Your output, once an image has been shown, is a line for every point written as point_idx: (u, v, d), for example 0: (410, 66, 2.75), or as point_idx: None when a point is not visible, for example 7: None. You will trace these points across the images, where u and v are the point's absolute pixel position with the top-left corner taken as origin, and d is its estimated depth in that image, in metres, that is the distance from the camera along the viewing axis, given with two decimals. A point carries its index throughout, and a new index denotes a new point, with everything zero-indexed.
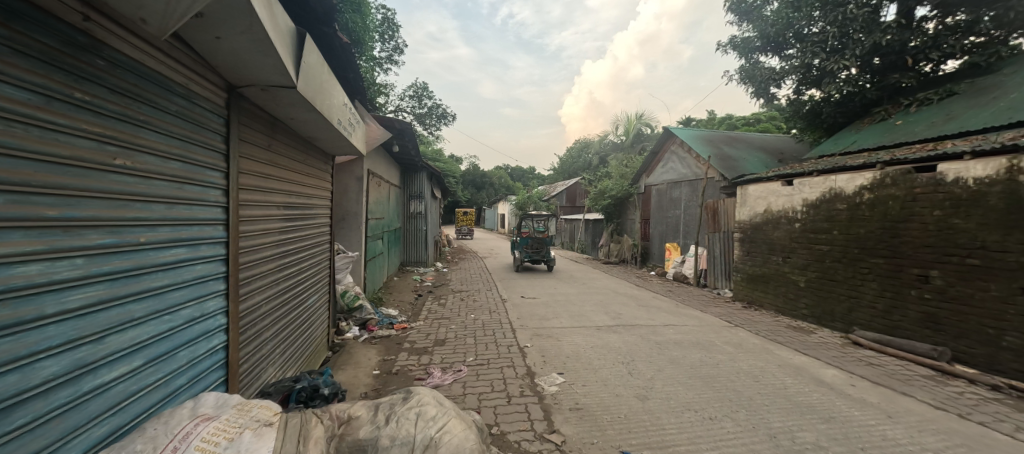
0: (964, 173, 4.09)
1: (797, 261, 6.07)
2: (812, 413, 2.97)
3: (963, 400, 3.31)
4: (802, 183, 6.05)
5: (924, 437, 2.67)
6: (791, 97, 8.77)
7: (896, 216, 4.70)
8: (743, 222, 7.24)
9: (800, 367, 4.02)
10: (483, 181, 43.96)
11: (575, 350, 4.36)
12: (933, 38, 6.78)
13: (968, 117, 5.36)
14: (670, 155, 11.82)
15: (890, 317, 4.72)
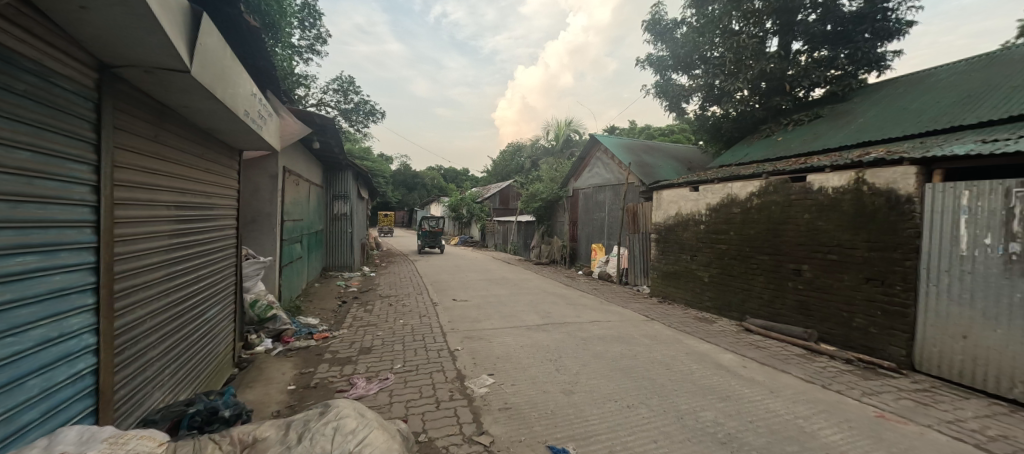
0: (824, 183, 4.89)
1: (702, 259, 6.78)
2: (713, 394, 3.34)
3: (825, 372, 3.96)
4: (706, 189, 6.78)
5: (797, 407, 3.14)
6: (698, 112, 9.81)
7: (777, 219, 5.47)
8: (659, 224, 7.92)
9: (704, 353, 4.50)
10: (414, 182, 42.68)
11: (505, 351, 4.41)
12: (805, 69, 8.05)
13: (829, 137, 6.44)
14: (596, 161, 12.51)
15: (774, 306, 5.48)
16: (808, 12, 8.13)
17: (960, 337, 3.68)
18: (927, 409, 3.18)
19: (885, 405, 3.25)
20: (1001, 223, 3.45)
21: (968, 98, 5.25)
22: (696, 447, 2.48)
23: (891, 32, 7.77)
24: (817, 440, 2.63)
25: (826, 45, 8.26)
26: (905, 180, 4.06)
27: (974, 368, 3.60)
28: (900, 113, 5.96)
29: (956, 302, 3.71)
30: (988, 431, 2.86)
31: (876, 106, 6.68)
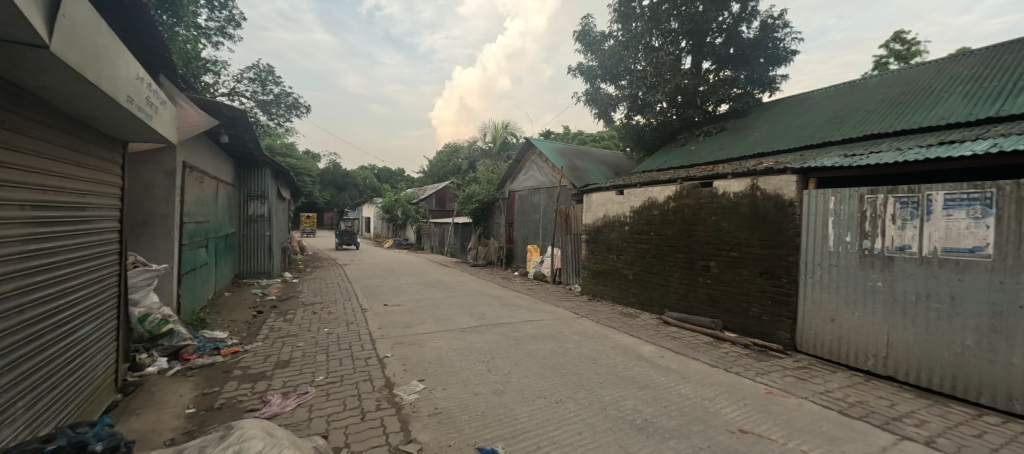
0: (727, 188, 5.48)
1: (627, 258, 7.25)
2: (633, 383, 3.58)
3: (727, 357, 4.45)
4: (630, 193, 7.26)
5: (705, 390, 3.48)
6: (624, 121, 10.48)
7: (690, 220, 6.03)
8: (588, 225, 8.32)
9: (627, 346, 4.81)
10: (344, 181, 40.31)
11: (437, 355, 4.34)
12: (713, 86, 8.99)
13: (732, 148, 7.24)
14: (531, 164, 12.81)
15: (687, 300, 6.03)
16: (715, 36, 9.11)
17: (829, 320, 4.36)
18: (804, 383, 3.71)
19: (773, 383, 3.73)
20: (858, 224, 4.14)
21: (836, 119, 6.23)
22: (617, 435, 2.64)
23: (780, 59, 8.98)
24: (719, 419, 2.93)
25: (729, 65, 9.31)
26: (789, 186, 4.70)
27: (839, 346, 4.28)
28: (786, 129, 6.90)
29: (826, 291, 4.38)
30: (848, 398, 3.41)
31: (768, 122, 7.68)
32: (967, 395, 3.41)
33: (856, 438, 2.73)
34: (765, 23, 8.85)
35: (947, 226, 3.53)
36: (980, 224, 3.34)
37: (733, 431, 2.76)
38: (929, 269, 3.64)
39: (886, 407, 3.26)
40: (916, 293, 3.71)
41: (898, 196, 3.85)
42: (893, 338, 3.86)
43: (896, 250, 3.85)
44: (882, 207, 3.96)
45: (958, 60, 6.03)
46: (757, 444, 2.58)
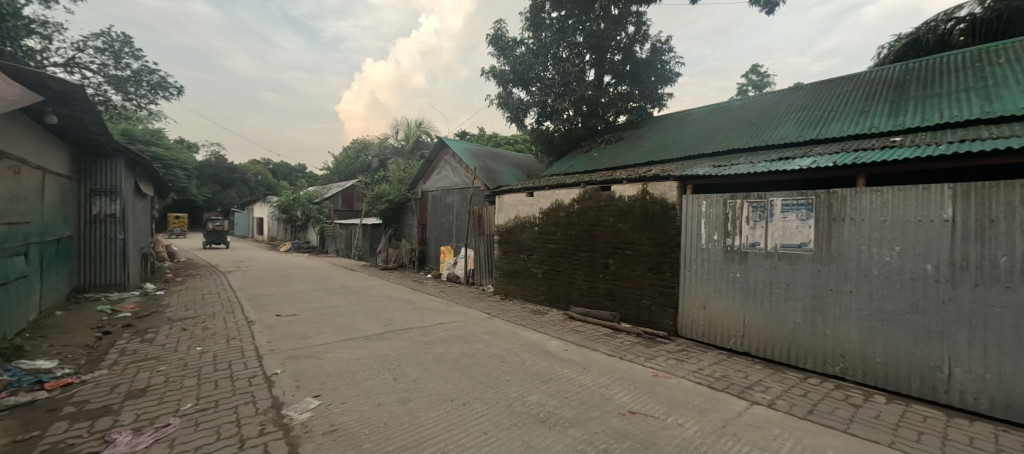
0: (622, 192, 6.01)
1: (537, 258, 7.55)
2: (538, 378, 3.73)
3: (621, 346, 4.89)
4: (539, 196, 7.55)
5: (602, 378, 3.76)
6: (534, 126, 10.91)
7: (592, 221, 6.49)
8: (501, 227, 8.48)
9: (534, 343, 5.00)
10: (230, 177, 35.39)
11: (336, 367, 4.01)
12: (613, 99, 9.82)
13: (629, 156, 7.96)
14: (445, 164, 12.60)
15: (590, 295, 6.48)
16: (615, 53, 9.98)
17: (702, 307, 5.05)
18: (683, 364, 4.24)
19: (658, 366, 4.20)
20: (723, 224, 4.85)
21: (708, 134, 7.27)
22: (522, 430, 2.71)
23: (667, 78, 10.16)
24: (612, 404, 3.19)
25: (626, 81, 10.27)
26: (671, 192, 5.33)
27: (709, 329, 4.98)
28: (671, 140, 7.83)
29: (700, 282, 5.06)
30: (715, 374, 3.99)
31: (657, 134, 8.64)
32: (797, 362, 4.23)
33: (719, 408, 3.20)
34: (655, 46, 9.96)
35: (784, 226, 4.33)
36: (805, 224, 4.17)
37: (624, 413, 3.03)
38: (772, 261, 4.43)
39: (741, 378, 3.89)
40: (763, 282, 4.49)
41: (750, 201, 4.61)
42: (748, 319, 4.62)
43: (750, 246, 4.61)
44: (739, 210, 4.71)
45: (793, 92, 7.46)
46: (643, 423, 2.87)
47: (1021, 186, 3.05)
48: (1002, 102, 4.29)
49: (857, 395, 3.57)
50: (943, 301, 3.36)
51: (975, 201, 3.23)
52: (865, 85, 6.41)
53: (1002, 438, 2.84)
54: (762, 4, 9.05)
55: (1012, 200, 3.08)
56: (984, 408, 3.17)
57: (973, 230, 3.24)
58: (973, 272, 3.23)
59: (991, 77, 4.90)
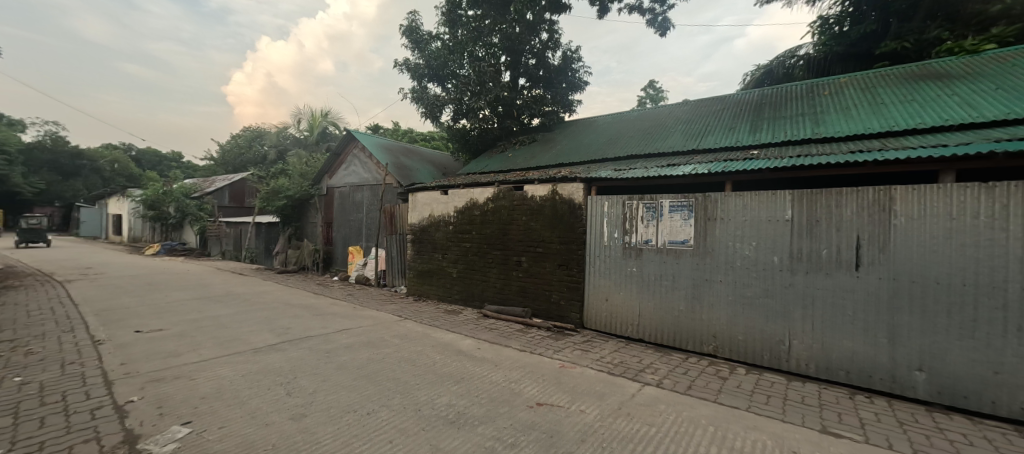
0: (534, 192, 6.20)
1: (452, 257, 7.46)
2: (449, 379, 3.68)
3: (532, 341, 5.06)
4: (454, 194, 7.45)
5: (512, 374, 3.85)
6: (450, 123, 10.75)
7: (505, 220, 6.60)
8: (414, 225, 8.21)
9: (447, 343, 4.93)
10: (73, 165, 28.72)
11: (216, 387, 3.49)
12: (527, 101, 10.13)
13: (541, 157, 8.28)
14: (353, 158, 11.76)
15: (503, 292, 6.60)
16: (529, 57, 10.30)
17: (604, 299, 5.47)
18: (587, 354, 4.54)
19: (565, 357, 4.44)
20: (621, 223, 5.30)
21: (611, 140, 7.87)
22: (429, 434, 2.64)
23: (576, 86, 10.79)
24: (521, 397, 3.28)
25: (540, 85, 10.66)
26: (578, 193, 5.67)
27: (610, 320, 5.41)
28: (579, 145, 8.33)
29: (602, 277, 5.48)
30: (614, 361, 4.34)
31: (567, 138, 9.12)
32: (680, 344, 4.81)
33: (616, 391, 3.49)
34: (565, 54, 10.50)
35: (671, 225, 4.88)
36: (687, 223, 4.75)
37: (532, 405, 3.13)
38: (661, 256, 4.96)
39: (636, 362, 4.30)
40: (655, 275, 5.01)
41: (644, 202, 5.12)
42: (642, 309, 5.12)
43: (644, 243, 5.10)
44: (635, 210, 5.19)
45: (681, 107, 8.45)
46: (549, 414, 3.00)
47: (835, 193, 3.85)
48: (826, 125, 5.36)
49: (725, 369, 4.19)
50: (786, 286, 4.10)
51: (806, 205, 4.00)
52: (734, 105, 7.52)
53: (823, 394, 3.56)
54: (656, 26, 10.12)
55: (831, 204, 3.88)
56: (811, 371, 3.96)
57: (805, 228, 4.01)
58: (805, 262, 4.00)
59: (819, 106, 6.10)
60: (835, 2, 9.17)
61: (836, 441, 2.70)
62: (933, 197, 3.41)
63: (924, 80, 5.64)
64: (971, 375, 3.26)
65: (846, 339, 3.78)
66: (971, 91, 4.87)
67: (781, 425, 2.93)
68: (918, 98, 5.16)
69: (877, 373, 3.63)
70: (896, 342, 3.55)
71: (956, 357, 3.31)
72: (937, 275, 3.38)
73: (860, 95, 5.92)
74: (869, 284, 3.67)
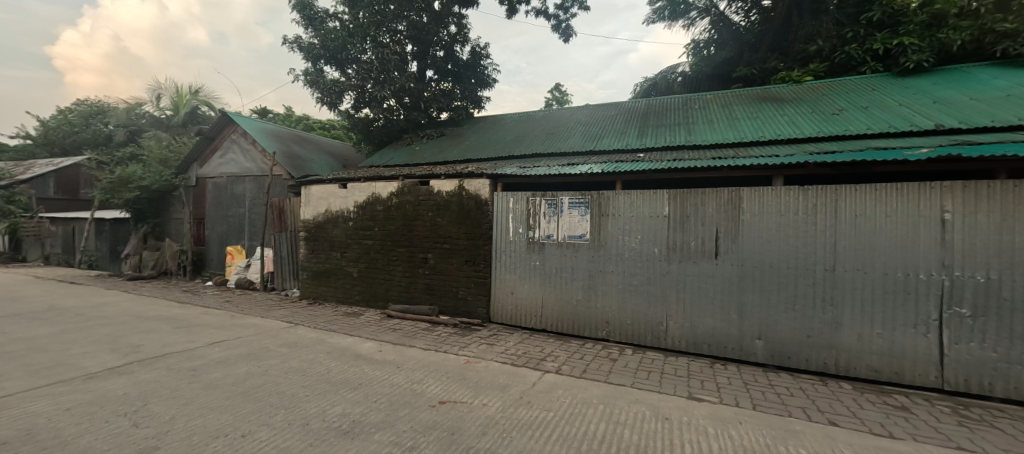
0: (440, 187, 6.07)
1: (352, 255, 6.94)
2: (344, 386, 3.42)
3: (438, 339, 4.96)
4: (354, 187, 6.92)
5: (415, 375, 3.72)
6: (350, 111, 9.94)
7: (410, 216, 6.34)
8: (308, 222, 7.45)
9: (344, 348, 4.59)
10: None
11: (24, 428, 2.73)
12: (435, 94, 9.88)
13: (449, 152, 8.17)
14: (231, 144, 10.22)
15: (409, 291, 6.36)
16: (437, 49, 10.08)
17: (510, 293, 5.61)
18: (493, 347, 4.62)
19: (471, 352, 4.45)
20: (525, 219, 5.48)
21: (518, 138, 8.09)
22: (318, 449, 2.41)
23: (485, 83, 10.80)
24: (423, 398, 3.19)
25: (448, 79, 10.47)
26: (484, 188, 5.71)
27: (515, 312, 5.58)
28: (486, 141, 8.38)
29: (508, 271, 5.62)
30: (517, 352, 4.48)
31: (475, 134, 9.11)
32: (578, 332, 5.17)
33: (519, 381, 3.61)
34: (474, 50, 10.44)
35: (569, 221, 5.20)
36: (584, 218, 5.11)
37: (434, 404, 3.07)
38: (561, 250, 5.25)
39: (538, 352, 4.50)
40: (556, 267, 5.29)
41: (546, 199, 5.36)
42: (544, 300, 5.37)
43: (546, 238, 5.35)
44: (538, 206, 5.41)
45: (580, 111, 9.07)
46: (451, 411, 2.97)
47: (701, 193, 4.48)
48: (697, 134, 6.19)
49: (615, 351, 4.61)
50: (664, 273, 4.66)
51: (680, 202, 4.58)
52: (626, 112, 8.30)
53: (691, 366, 4.14)
54: (560, 32, 10.65)
55: (698, 202, 4.50)
56: (682, 347, 4.57)
57: (679, 223, 4.59)
58: (678, 252, 4.58)
59: (691, 117, 7.03)
60: (704, 29, 10.66)
61: (698, 405, 3.16)
62: (769, 197, 4.17)
63: (766, 102, 6.86)
64: (793, 340, 4.08)
65: (708, 317, 4.44)
66: (796, 112, 6.06)
67: (657, 396, 3.34)
68: (762, 116, 6.25)
69: (729, 344, 4.34)
70: (744, 317, 4.27)
71: (783, 326, 4.11)
72: (770, 261, 4.16)
73: (722, 111, 6.97)
74: (725, 270, 4.36)
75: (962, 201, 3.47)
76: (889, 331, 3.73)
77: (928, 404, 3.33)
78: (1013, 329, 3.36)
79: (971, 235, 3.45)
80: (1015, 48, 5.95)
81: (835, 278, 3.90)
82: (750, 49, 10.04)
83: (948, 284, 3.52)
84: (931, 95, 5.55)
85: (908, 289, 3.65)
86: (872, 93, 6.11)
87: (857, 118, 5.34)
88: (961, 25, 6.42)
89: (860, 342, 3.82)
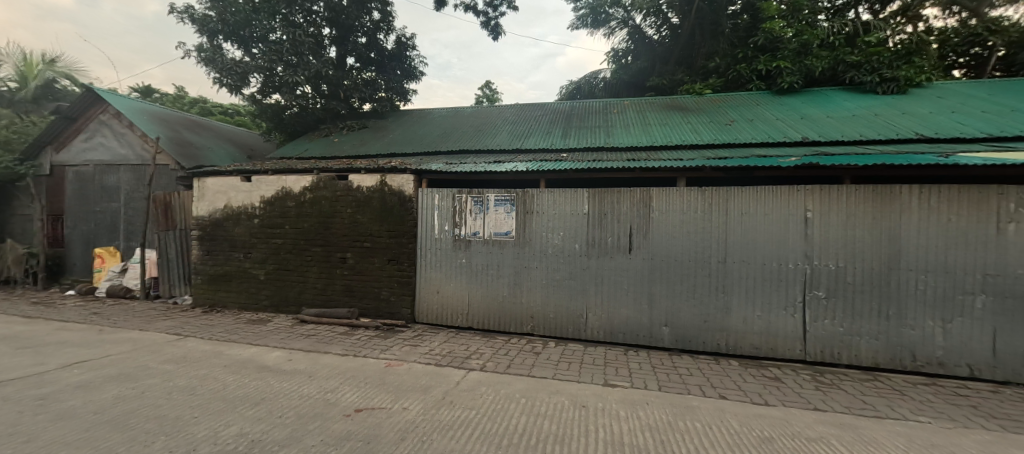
0: (361, 182, 5.72)
1: (258, 256, 6.26)
2: (244, 403, 3.06)
3: (357, 343, 4.68)
4: (260, 181, 6.23)
5: (329, 384, 3.46)
6: (256, 96, 8.90)
7: (327, 213, 5.89)
8: (202, 219, 6.55)
9: (246, 360, 4.12)
10: None
11: None
12: (356, 83, 9.27)
13: (371, 145, 7.74)
14: (100, 126, 8.59)
15: (325, 294, 5.91)
16: (359, 35, 9.48)
17: (436, 292, 5.49)
18: (416, 349, 4.48)
19: (393, 355, 4.27)
20: (451, 216, 5.39)
21: (445, 134, 7.93)
22: None
23: (411, 74, 10.33)
24: (337, 407, 2.98)
25: (371, 68, 9.88)
26: (408, 184, 5.49)
27: (441, 311, 5.48)
28: (412, 136, 8.08)
29: (433, 269, 5.48)
30: (442, 352, 4.40)
31: (400, 127, 8.75)
32: (504, 327, 5.23)
33: (442, 381, 3.55)
34: (399, 40, 9.91)
35: (495, 218, 5.22)
36: (510, 215, 5.17)
37: (349, 413, 2.88)
38: (487, 247, 5.26)
39: (463, 350, 4.46)
40: (481, 264, 5.29)
41: (472, 196, 5.33)
42: (470, 298, 5.34)
43: (472, 235, 5.32)
44: (464, 204, 5.35)
45: (509, 109, 9.17)
46: (367, 418, 2.81)
47: (616, 192, 4.79)
48: (616, 137, 6.59)
49: (538, 344, 4.75)
50: (584, 268, 4.90)
51: (598, 201, 4.85)
52: (552, 112, 8.55)
53: (607, 354, 4.42)
54: (489, 30, 10.64)
55: (614, 201, 4.79)
56: (600, 337, 4.85)
57: (598, 220, 4.85)
58: (597, 248, 4.85)
59: (610, 120, 7.48)
60: (622, 39, 11.37)
61: (613, 391, 3.38)
62: (674, 197, 4.59)
63: (674, 110, 7.54)
64: (694, 325, 4.54)
65: (622, 308, 4.77)
66: (698, 121, 6.76)
67: (576, 385, 3.50)
68: (670, 123, 6.86)
69: (641, 332, 4.71)
70: (653, 307, 4.66)
71: (685, 313, 4.56)
72: (675, 255, 4.58)
73: (637, 116, 7.51)
74: (637, 263, 4.71)
75: (818, 202, 4.14)
76: (766, 313, 4.33)
77: (794, 373, 3.94)
78: (853, 307, 4.11)
79: (826, 230, 4.14)
80: (859, 77, 7.23)
81: (726, 269, 4.42)
82: (661, 62, 10.97)
83: (809, 272, 4.19)
84: (800, 112, 6.54)
85: (780, 276, 4.27)
86: (757, 107, 7.03)
87: (745, 128, 6.11)
88: (821, 54, 7.60)
89: (745, 324, 4.38)
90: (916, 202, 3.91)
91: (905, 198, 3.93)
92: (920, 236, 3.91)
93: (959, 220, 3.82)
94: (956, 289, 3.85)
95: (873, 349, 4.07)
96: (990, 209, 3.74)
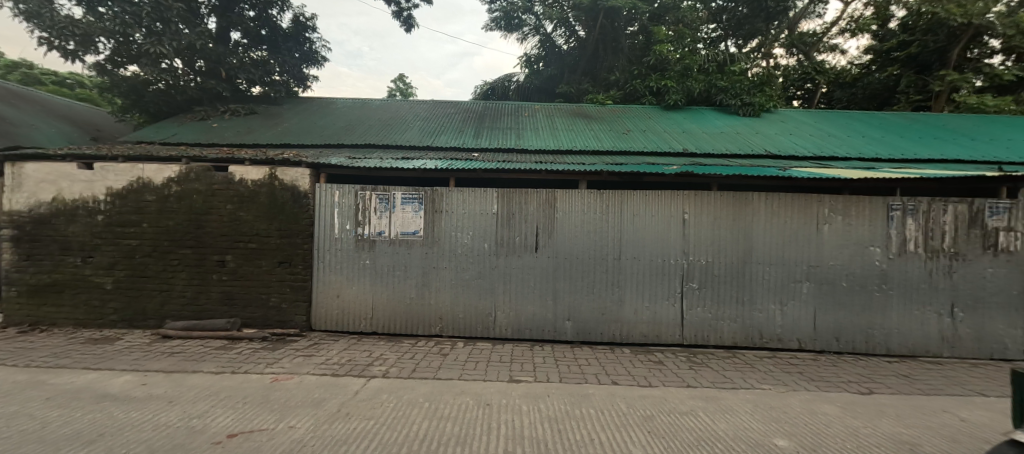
0: (244, 174, 5.04)
1: (103, 261, 5.14)
2: (70, 442, 2.46)
3: (236, 358, 4.11)
4: (106, 169, 5.11)
5: (196, 408, 2.97)
6: (103, 65, 7.28)
7: (199, 209, 5.06)
8: (18, 214, 5.16)
9: (80, 389, 3.34)
10: None
11: None
12: (242, 63, 8.14)
13: (260, 134, 6.88)
14: None
15: (197, 304, 5.09)
16: (246, 8, 8.32)
17: (335, 296, 5.08)
18: (310, 359, 4.10)
19: (281, 368, 3.84)
20: (353, 214, 5.03)
21: (349, 126, 7.39)
22: None
23: (311, 59, 9.33)
24: (204, 435, 2.57)
25: (262, 47, 8.75)
26: (303, 179, 5.00)
27: (341, 317, 5.08)
28: (310, 126, 7.36)
29: (333, 272, 5.06)
30: (341, 360, 4.09)
31: (297, 115, 7.92)
32: (411, 330, 5.05)
33: (337, 393, 3.29)
34: (297, 19, 8.93)
35: (402, 217, 5.01)
36: (417, 214, 5.00)
37: (219, 440, 2.50)
38: (394, 247, 5.02)
39: (365, 357, 4.20)
40: (387, 265, 5.03)
41: (377, 193, 5.03)
42: (375, 301, 5.05)
43: (376, 235, 5.03)
44: (367, 201, 5.04)
45: (420, 105, 8.90)
46: (243, 443, 2.47)
47: (524, 193, 4.93)
48: (525, 139, 6.80)
49: (446, 346, 4.67)
50: (493, 267, 4.95)
51: (506, 201, 4.94)
52: (465, 112, 8.51)
53: (514, 351, 4.53)
54: (401, 20, 10.19)
55: (522, 201, 4.93)
56: (508, 334, 4.96)
57: (506, 220, 4.95)
58: (505, 247, 4.94)
59: (520, 123, 7.69)
60: (534, 45, 11.78)
61: (516, 386, 3.47)
62: (576, 199, 4.87)
63: (578, 117, 8.05)
64: (593, 318, 4.89)
65: (529, 305, 4.93)
66: (599, 129, 7.29)
67: (481, 384, 3.53)
68: (575, 129, 7.29)
69: (546, 327, 4.92)
70: (557, 302, 4.90)
71: (585, 307, 4.89)
72: (577, 253, 4.88)
73: (545, 120, 7.84)
74: (543, 261, 4.91)
75: (693, 206, 4.76)
76: (652, 304, 4.84)
77: (673, 356, 4.47)
78: (718, 296, 4.81)
79: (698, 230, 4.78)
80: (726, 100, 8.47)
81: (620, 265, 4.84)
82: (569, 71, 11.64)
83: (685, 266, 4.80)
84: (682, 126, 7.45)
85: (663, 271, 4.82)
86: (648, 120, 7.83)
87: (637, 138, 6.76)
88: (699, 78, 8.75)
89: (635, 315, 4.85)
90: (762, 207, 4.72)
91: (755, 203, 4.72)
92: (766, 235, 4.73)
93: (792, 221, 4.70)
94: (789, 278, 4.74)
95: (732, 331, 4.81)
96: (812, 213, 4.68)
